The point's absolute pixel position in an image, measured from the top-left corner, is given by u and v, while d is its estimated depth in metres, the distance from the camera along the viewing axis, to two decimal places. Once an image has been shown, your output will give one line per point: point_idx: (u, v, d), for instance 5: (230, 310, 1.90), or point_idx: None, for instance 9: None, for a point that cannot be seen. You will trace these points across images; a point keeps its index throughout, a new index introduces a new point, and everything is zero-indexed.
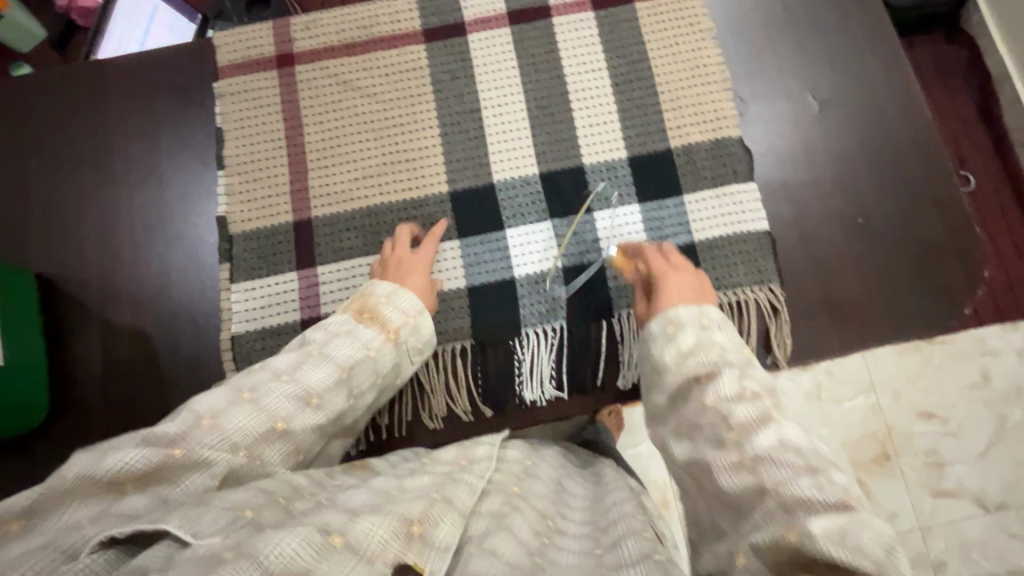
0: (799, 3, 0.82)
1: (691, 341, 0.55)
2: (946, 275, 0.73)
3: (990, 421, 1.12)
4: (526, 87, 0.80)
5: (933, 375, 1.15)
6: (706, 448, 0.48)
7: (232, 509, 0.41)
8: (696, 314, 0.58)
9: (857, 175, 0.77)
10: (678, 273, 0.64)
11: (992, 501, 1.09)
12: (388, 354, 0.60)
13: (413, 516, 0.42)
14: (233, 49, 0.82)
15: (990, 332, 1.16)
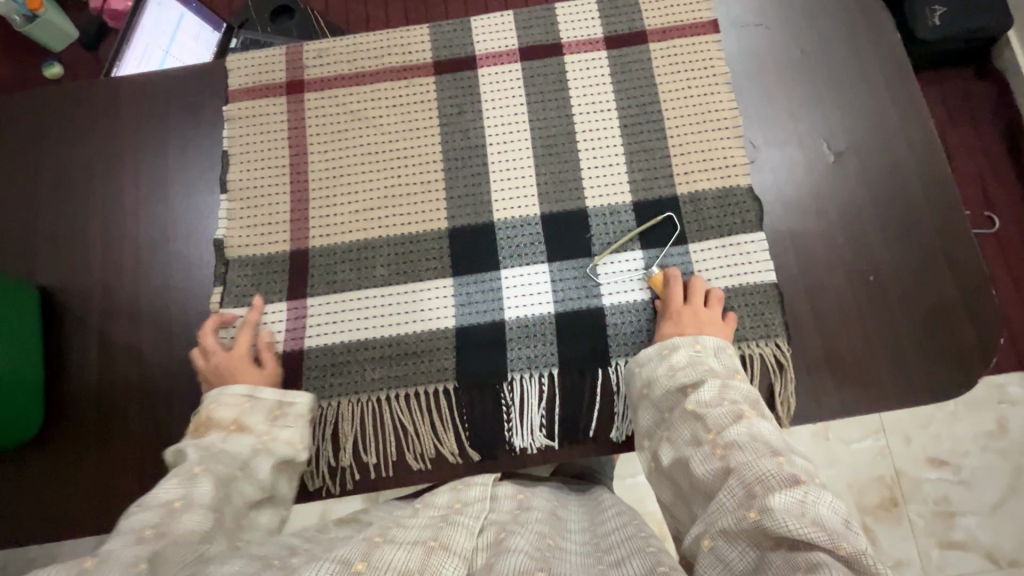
0: (817, 50, 0.81)
1: (683, 360, 0.63)
2: (956, 338, 0.71)
3: (1004, 473, 1.15)
4: (533, 125, 0.79)
5: (947, 421, 1.19)
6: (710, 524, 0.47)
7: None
8: (689, 340, 0.64)
9: (869, 231, 0.75)
10: (691, 313, 0.68)
11: (1004, 557, 1.11)
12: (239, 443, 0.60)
13: (414, 568, 0.43)
14: (243, 72, 0.82)
15: (1011, 380, 1.19)
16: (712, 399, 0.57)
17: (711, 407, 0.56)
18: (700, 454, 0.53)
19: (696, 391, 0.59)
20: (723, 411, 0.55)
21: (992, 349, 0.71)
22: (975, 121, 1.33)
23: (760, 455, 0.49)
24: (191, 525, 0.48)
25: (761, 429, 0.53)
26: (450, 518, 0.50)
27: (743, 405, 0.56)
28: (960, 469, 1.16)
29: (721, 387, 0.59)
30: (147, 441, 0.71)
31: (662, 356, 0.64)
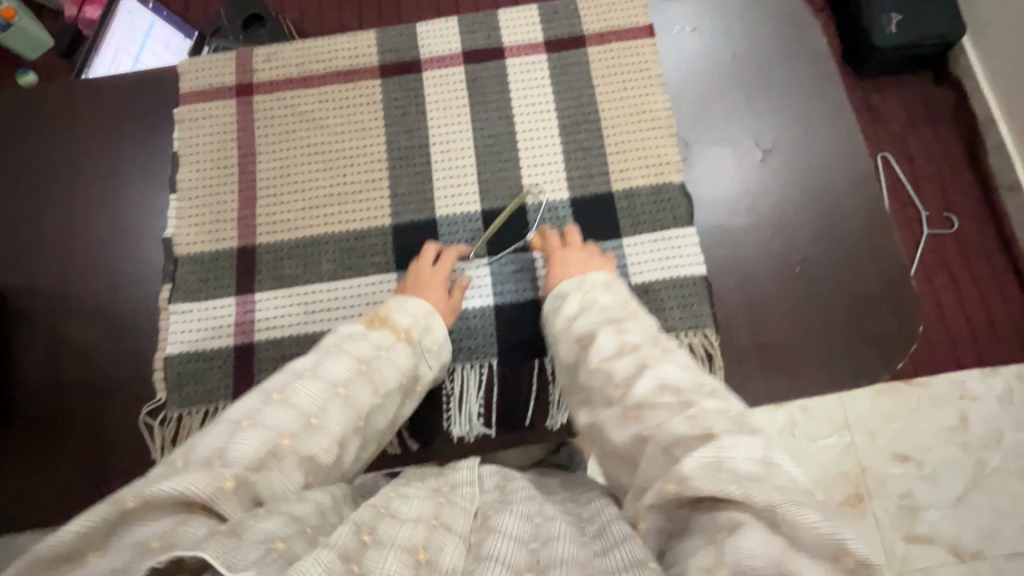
0: (748, 52, 0.84)
1: (575, 308, 0.63)
2: (878, 326, 0.73)
3: (967, 466, 1.11)
4: (475, 125, 0.82)
5: (910, 416, 1.14)
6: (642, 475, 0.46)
7: (265, 541, 0.39)
8: (579, 282, 0.66)
9: (798, 224, 0.77)
10: (570, 253, 0.71)
11: (968, 550, 1.07)
12: (405, 354, 0.63)
13: (418, 543, 0.42)
14: (194, 76, 0.84)
15: (971, 376, 1.16)
16: (614, 349, 0.56)
17: (615, 361, 0.54)
18: (613, 417, 0.51)
19: (595, 343, 0.57)
20: (627, 365, 0.53)
21: (913, 338, 0.73)
22: (932, 125, 1.29)
23: (670, 412, 0.47)
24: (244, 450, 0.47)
25: (669, 374, 0.51)
26: (447, 495, 0.48)
27: (644, 352, 0.54)
28: (923, 464, 1.12)
29: (617, 335, 0.57)
30: (98, 435, 0.72)
31: (557, 308, 0.65)
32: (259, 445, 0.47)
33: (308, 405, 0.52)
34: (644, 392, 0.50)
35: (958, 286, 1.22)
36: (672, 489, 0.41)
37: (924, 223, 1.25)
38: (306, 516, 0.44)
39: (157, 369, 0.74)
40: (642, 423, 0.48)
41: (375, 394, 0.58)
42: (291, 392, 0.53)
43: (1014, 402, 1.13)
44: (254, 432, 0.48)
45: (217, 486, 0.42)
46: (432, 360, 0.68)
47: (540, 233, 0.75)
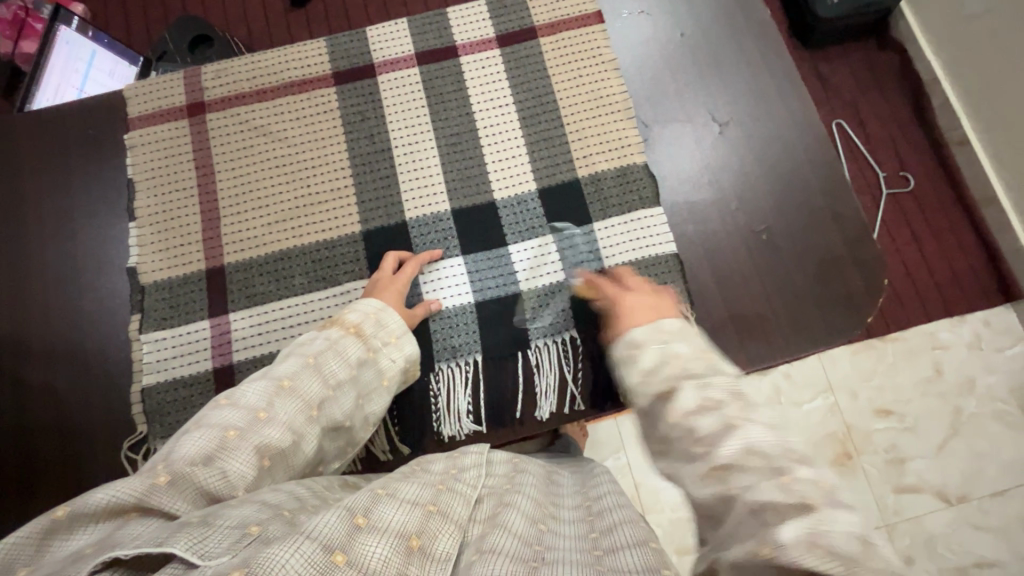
0: (697, 30, 0.85)
1: (654, 360, 0.55)
2: (846, 284, 0.75)
3: (945, 416, 1.12)
4: (435, 124, 0.82)
5: (887, 372, 1.14)
6: (680, 466, 0.48)
7: (239, 526, 0.40)
8: (651, 330, 0.59)
9: (759, 194, 0.79)
10: (633, 294, 0.67)
11: (954, 493, 1.08)
12: (355, 347, 0.62)
13: (412, 529, 0.42)
14: (144, 100, 0.83)
15: (940, 326, 1.17)
16: (696, 406, 0.49)
17: (696, 416, 0.48)
18: (694, 472, 0.47)
19: (675, 396, 0.51)
20: (712, 421, 0.48)
21: (880, 292, 0.75)
22: (881, 91, 1.29)
23: (762, 476, 0.44)
24: (190, 447, 0.47)
25: (759, 439, 0.46)
26: (448, 483, 0.49)
27: (730, 408, 0.49)
28: (906, 417, 1.12)
29: (697, 388, 0.50)
30: (73, 477, 0.70)
31: (632, 358, 0.57)
32: (209, 442, 0.48)
33: (257, 403, 0.53)
34: (731, 451, 0.46)
35: (920, 243, 1.21)
36: (768, 554, 0.40)
37: (881, 182, 1.23)
38: (280, 503, 0.45)
39: (134, 403, 0.72)
40: (727, 483, 0.45)
41: (327, 386, 0.58)
42: (239, 395, 0.53)
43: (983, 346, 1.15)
44: (204, 432, 0.49)
45: (149, 483, 0.42)
46: (393, 354, 0.66)
47: (592, 282, 0.73)
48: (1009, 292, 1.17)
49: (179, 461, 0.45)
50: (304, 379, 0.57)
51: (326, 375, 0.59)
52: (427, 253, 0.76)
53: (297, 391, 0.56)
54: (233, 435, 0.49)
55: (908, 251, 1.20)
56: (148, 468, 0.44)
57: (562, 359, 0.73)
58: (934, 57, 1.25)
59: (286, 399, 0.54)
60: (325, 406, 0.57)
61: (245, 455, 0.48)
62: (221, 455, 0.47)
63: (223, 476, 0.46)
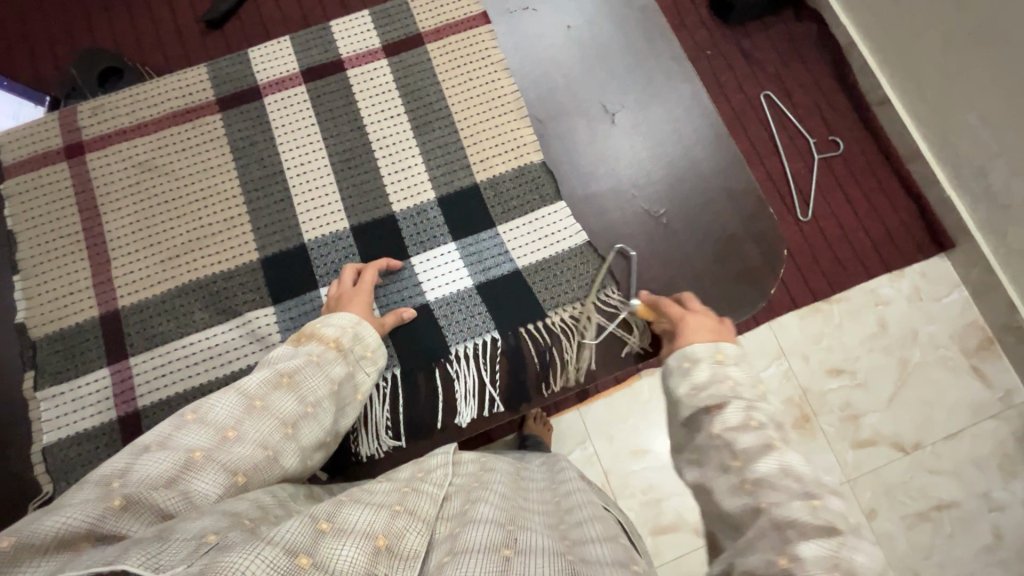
0: (582, 22, 0.85)
1: (706, 374, 0.55)
2: (747, 260, 0.76)
3: (893, 367, 1.10)
4: (327, 142, 0.80)
5: (835, 333, 1.11)
6: (711, 474, 0.50)
7: (197, 536, 0.39)
8: (711, 349, 0.57)
9: (655, 178, 0.79)
10: (694, 315, 0.64)
11: (909, 441, 1.06)
12: (336, 363, 0.61)
13: (377, 528, 0.41)
14: (20, 147, 0.80)
15: (880, 282, 1.14)
16: (738, 422, 0.51)
17: (739, 432, 0.50)
18: (725, 484, 0.48)
19: (720, 411, 0.52)
20: (752, 437, 0.49)
21: (781, 261, 0.76)
22: (805, 62, 1.25)
23: (790, 495, 0.45)
24: (151, 470, 0.46)
25: (795, 461, 0.48)
26: (415, 485, 0.49)
27: (771, 430, 0.50)
28: (856, 374, 1.09)
29: (744, 408, 0.52)
30: None
31: (684, 370, 0.57)
32: (172, 464, 0.47)
33: (225, 420, 0.52)
34: (766, 468, 0.47)
35: (853, 205, 1.17)
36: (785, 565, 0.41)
37: (813, 150, 1.20)
38: (242, 512, 0.44)
39: (35, 464, 0.69)
40: (755, 495, 0.46)
41: (306, 403, 0.57)
42: (205, 409, 0.52)
43: (922, 298, 1.13)
44: (164, 453, 0.48)
45: (106, 506, 0.42)
46: (369, 367, 0.66)
47: (652, 302, 0.69)
48: (942, 242, 1.14)
49: (136, 483, 0.45)
50: (276, 397, 0.55)
51: (303, 393, 0.57)
52: (383, 259, 0.75)
53: (271, 409, 0.54)
54: (198, 455, 0.48)
55: (840, 213, 1.17)
56: (103, 489, 0.43)
57: (477, 364, 0.72)
58: (843, 15, 1.21)
59: (259, 418, 0.53)
60: (302, 424, 0.56)
61: (213, 475, 0.48)
62: (185, 476, 0.47)
63: (186, 498, 0.45)
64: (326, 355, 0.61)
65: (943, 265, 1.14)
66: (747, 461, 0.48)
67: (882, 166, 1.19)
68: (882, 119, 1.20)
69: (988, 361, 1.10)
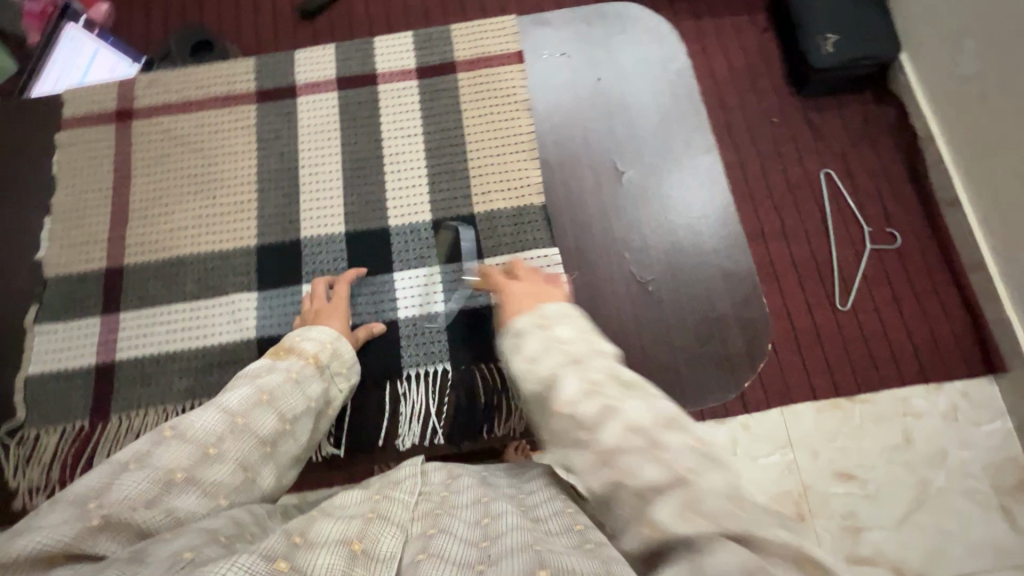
0: (611, 73, 0.86)
1: (534, 345, 0.56)
2: (727, 344, 0.74)
3: (911, 486, 1.04)
4: (344, 149, 0.84)
5: (853, 435, 1.08)
6: (569, 454, 0.47)
7: (172, 554, 0.39)
8: (533, 318, 0.59)
9: (650, 240, 0.78)
10: (520, 285, 0.67)
11: (912, 571, 0.99)
12: (313, 379, 0.66)
13: (351, 535, 0.43)
14: (82, 103, 0.87)
15: (915, 392, 1.10)
16: (575, 390, 0.49)
17: (579, 403, 0.48)
18: (583, 461, 0.45)
19: (559, 384, 0.51)
20: (589, 405, 0.47)
21: (760, 355, 0.74)
22: (875, 144, 1.26)
23: None
24: (128, 488, 0.46)
25: (637, 419, 0.46)
26: (386, 493, 0.50)
27: (628, 390, 0.48)
28: (867, 483, 1.05)
29: (579, 373, 0.51)
30: None
31: (516, 345, 0.58)
32: (151, 482, 0.48)
33: (206, 436, 0.54)
34: (611, 435, 0.45)
35: (900, 304, 1.15)
36: None
37: (866, 239, 1.19)
38: (216, 528, 0.44)
39: (17, 390, 0.75)
40: (613, 468, 0.44)
41: (283, 420, 0.60)
42: (185, 425, 0.54)
43: (957, 418, 1.08)
44: (142, 471, 0.48)
45: (82, 527, 0.42)
46: (342, 384, 0.70)
47: (484, 273, 0.73)
48: (991, 362, 1.10)
49: (112, 503, 0.45)
50: (257, 414, 0.58)
51: (281, 409, 0.61)
52: (352, 271, 0.78)
53: (250, 426, 0.57)
54: (179, 476, 0.50)
55: (886, 308, 1.15)
56: (76, 506, 0.43)
57: (428, 390, 0.74)
58: (927, 112, 1.21)
59: (240, 435, 0.56)
60: (279, 441, 0.60)
61: (193, 495, 0.49)
62: (166, 498, 0.48)
63: (168, 515, 0.47)
64: (304, 371, 0.66)
65: (989, 386, 1.10)
66: (593, 432, 0.46)
67: (942, 271, 1.17)
68: (949, 221, 1.18)
69: (1020, 502, 1.03)
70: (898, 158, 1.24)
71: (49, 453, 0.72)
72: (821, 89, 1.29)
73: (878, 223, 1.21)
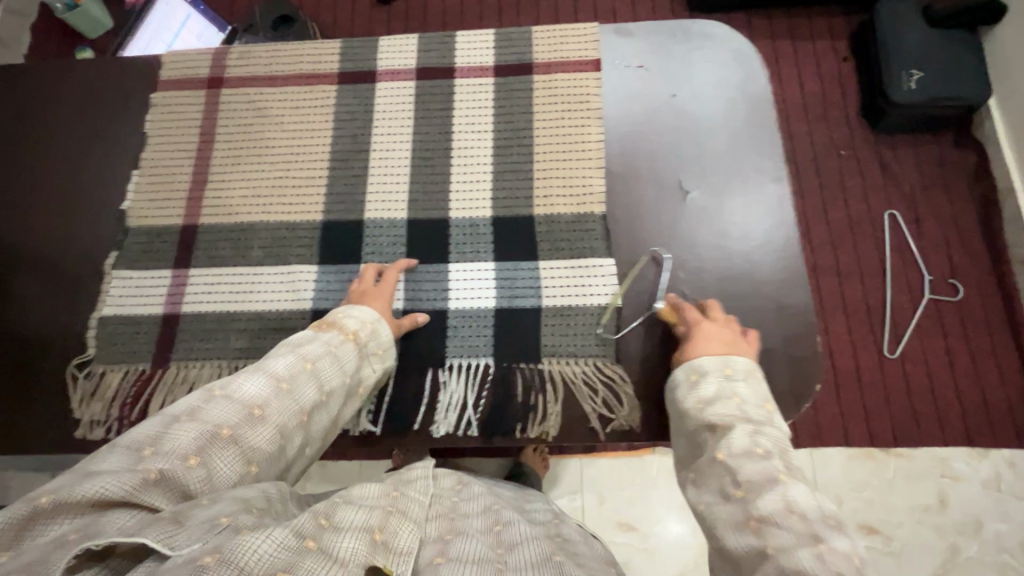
0: (688, 92, 0.86)
1: (714, 391, 0.62)
2: (773, 379, 0.73)
3: (940, 551, 1.04)
4: (415, 137, 0.87)
5: (883, 489, 1.08)
6: (722, 516, 0.54)
7: (210, 519, 0.43)
8: (719, 365, 0.64)
9: (708, 264, 0.78)
10: (712, 324, 0.69)
11: None
12: (350, 354, 0.67)
13: (374, 524, 0.47)
14: (177, 66, 0.92)
15: (957, 454, 1.10)
16: (743, 448, 0.56)
17: (742, 460, 0.55)
18: (732, 520, 0.53)
19: (728, 435, 0.58)
20: (756, 468, 0.54)
21: (804, 394, 0.73)
22: (948, 191, 1.26)
23: (800, 543, 0.48)
24: (179, 441, 0.49)
25: (798, 496, 0.52)
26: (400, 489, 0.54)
27: (775, 460, 0.55)
28: (892, 540, 1.05)
29: (750, 433, 0.57)
30: (26, 377, 0.78)
31: (693, 383, 0.64)
32: (199, 435, 0.50)
33: (253, 397, 0.56)
34: (770, 505, 0.51)
35: (952, 359, 1.16)
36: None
37: (925, 288, 1.20)
38: (251, 499, 0.48)
39: (91, 327, 0.80)
40: (762, 538, 0.50)
41: (321, 392, 0.62)
42: (234, 387, 0.56)
43: (1000, 488, 1.07)
44: (195, 425, 0.51)
45: (139, 479, 0.45)
46: (375, 364, 0.70)
47: (676, 305, 0.73)
48: None
49: (164, 454, 0.48)
50: (301, 381, 0.60)
51: (321, 380, 0.62)
52: (404, 259, 0.80)
53: (293, 393, 0.59)
54: (224, 433, 0.52)
55: (937, 361, 1.16)
56: (134, 456, 0.47)
57: (468, 381, 0.75)
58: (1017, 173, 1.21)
59: (284, 400, 0.58)
60: (315, 411, 0.61)
61: (232, 456, 0.52)
62: (209, 452, 0.50)
63: (208, 475, 0.49)
64: (341, 345, 0.66)
65: None
66: (750, 493, 0.53)
67: (1002, 333, 1.17)
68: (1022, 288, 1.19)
69: None
70: (973, 211, 1.24)
71: (110, 390, 0.77)
72: (899, 127, 1.29)
73: (940, 272, 1.21)
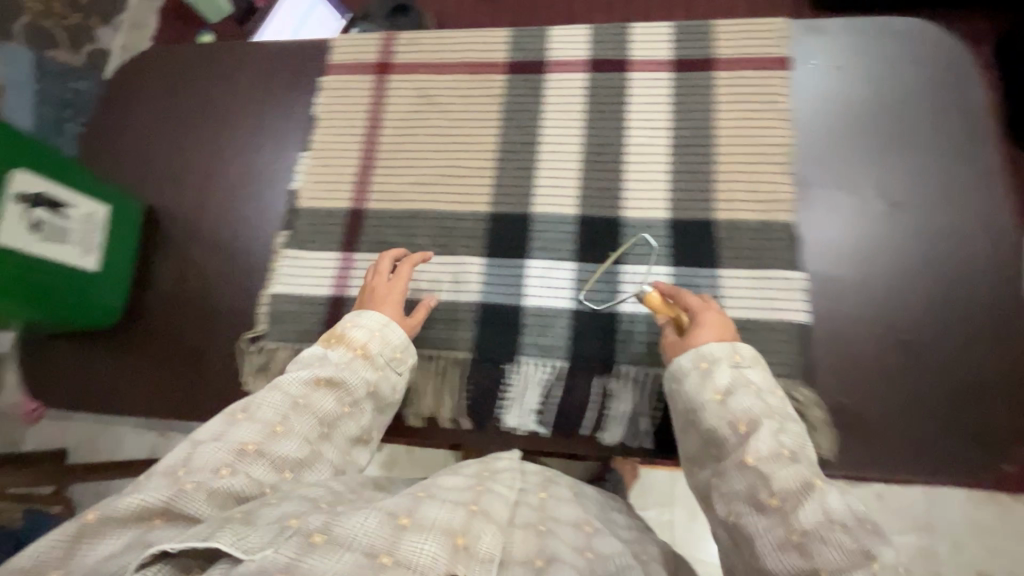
0: (892, 94, 0.78)
1: (747, 387, 0.60)
2: (987, 417, 0.67)
3: None
4: (588, 131, 0.83)
5: None
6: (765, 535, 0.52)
7: (277, 521, 0.45)
8: (729, 350, 0.63)
9: (911, 285, 0.72)
10: (711, 311, 0.67)
11: None
12: (365, 367, 0.65)
13: (456, 528, 0.46)
14: (347, 50, 0.92)
15: None
16: (771, 451, 0.55)
17: (784, 470, 0.53)
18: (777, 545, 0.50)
19: (752, 437, 0.56)
20: (798, 482, 0.52)
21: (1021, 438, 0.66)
22: None
23: None
24: (205, 458, 0.53)
25: (841, 512, 0.51)
26: (476, 487, 0.53)
27: (814, 470, 0.54)
28: None
29: (783, 438, 0.56)
30: (199, 344, 0.81)
31: (707, 372, 0.62)
32: (226, 453, 0.54)
33: (271, 417, 0.58)
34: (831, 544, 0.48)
35: None
36: None
37: None
38: (318, 496, 0.51)
39: (262, 304, 0.81)
40: None
41: (339, 405, 0.62)
42: (253, 407, 0.58)
43: None
44: (218, 444, 0.54)
45: (175, 490, 0.49)
46: (399, 368, 0.68)
47: (671, 291, 0.70)
48: None
49: (195, 471, 0.52)
50: (315, 397, 0.61)
51: (338, 394, 0.62)
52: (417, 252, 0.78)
53: (310, 408, 0.60)
54: (250, 448, 0.55)
55: None
56: (171, 473, 0.51)
57: (642, 391, 0.72)
58: None
59: (300, 415, 0.59)
60: (338, 424, 0.62)
61: (262, 467, 0.54)
62: (239, 466, 0.53)
63: (247, 479, 0.53)
64: (348, 360, 0.65)
65: None
66: (791, 507, 0.51)
67: None
68: None
69: None
70: None
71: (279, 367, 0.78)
72: None
73: None
